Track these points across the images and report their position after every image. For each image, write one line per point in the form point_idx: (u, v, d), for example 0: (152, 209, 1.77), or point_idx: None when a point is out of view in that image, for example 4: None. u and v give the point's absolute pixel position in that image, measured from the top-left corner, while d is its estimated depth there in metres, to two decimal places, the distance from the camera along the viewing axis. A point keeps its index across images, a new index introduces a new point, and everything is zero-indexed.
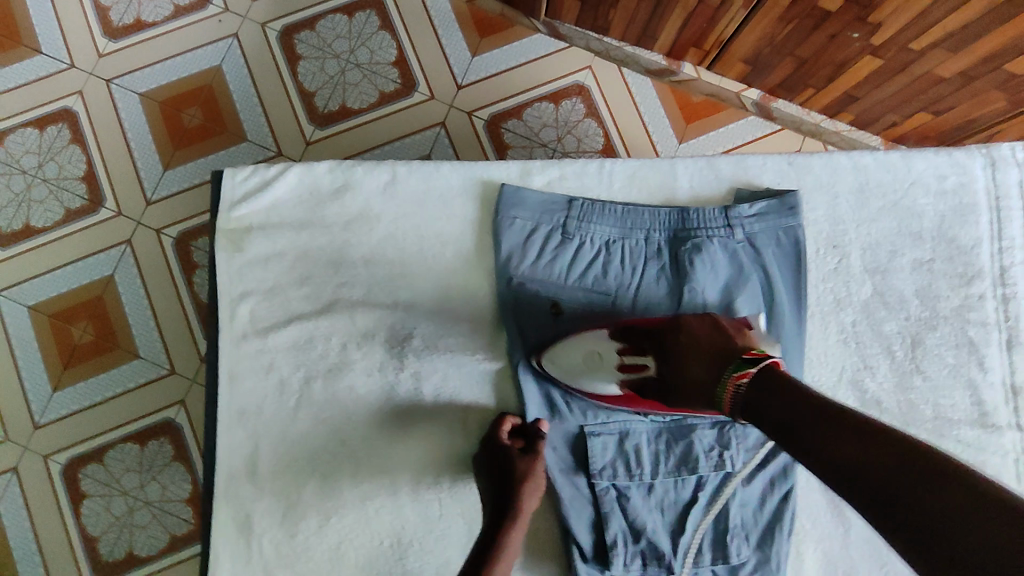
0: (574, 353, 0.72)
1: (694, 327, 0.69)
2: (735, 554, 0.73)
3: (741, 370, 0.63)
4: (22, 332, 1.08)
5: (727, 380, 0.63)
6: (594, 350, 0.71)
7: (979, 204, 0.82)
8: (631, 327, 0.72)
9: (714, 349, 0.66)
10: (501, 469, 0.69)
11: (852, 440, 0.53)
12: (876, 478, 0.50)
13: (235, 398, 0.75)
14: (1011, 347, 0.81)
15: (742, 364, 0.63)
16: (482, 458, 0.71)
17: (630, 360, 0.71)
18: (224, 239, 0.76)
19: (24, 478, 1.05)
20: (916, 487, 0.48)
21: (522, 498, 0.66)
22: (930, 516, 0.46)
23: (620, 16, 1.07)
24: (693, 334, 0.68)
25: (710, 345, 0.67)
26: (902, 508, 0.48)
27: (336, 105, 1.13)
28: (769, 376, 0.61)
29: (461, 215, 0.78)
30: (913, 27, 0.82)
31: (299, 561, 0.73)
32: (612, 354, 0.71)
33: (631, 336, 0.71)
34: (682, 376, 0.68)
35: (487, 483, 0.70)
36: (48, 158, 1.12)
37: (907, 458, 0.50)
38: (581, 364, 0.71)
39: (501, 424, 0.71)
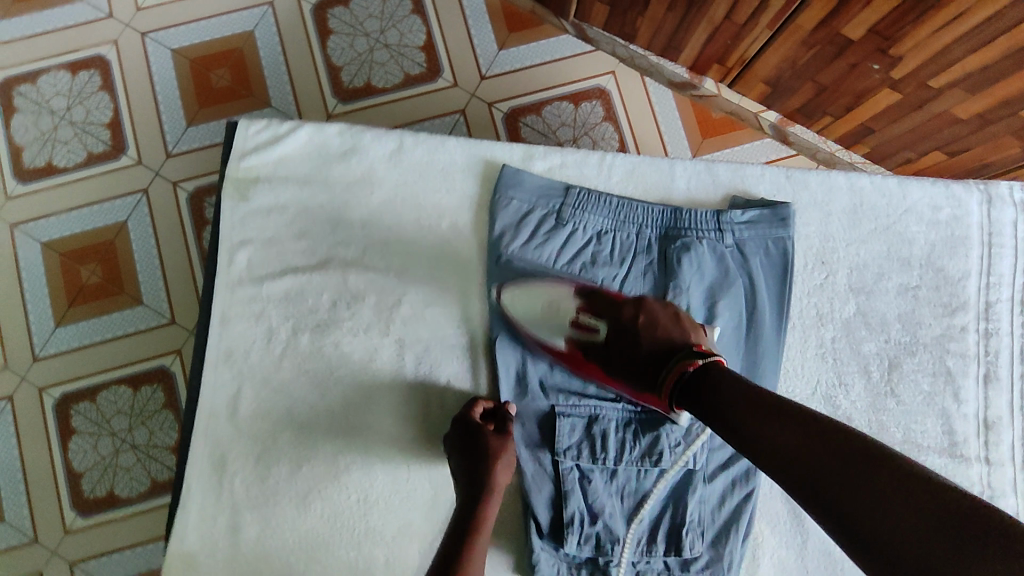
0: (538, 298, 0.76)
1: (654, 311, 0.70)
2: (688, 548, 0.74)
3: (691, 358, 0.65)
4: (32, 265, 1.12)
5: (673, 365, 0.66)
6: (556, 301, 0.75)
7: (971, 238, 0.83)
8: (597, 293, 0.74)
9: (665, 338, 0.68)
10: (472, 447, 0.71)
11: (791, 429, 0.55)
12: (814, 470, 0.52)
13: (225, 338, 0.78)
14: (988, 381, 0.81)
15: (691, 354, 0.65)
16: (454, 436, 0.73)
17: (586, 321, 0.73)
18: (233, 186, 0.80)
19: (18, 407, 1.08)
20: (853, 476, 0.50)
21: (494, 476, 0.69)
22: (868, 506, 0.48)
23: (647, 25, 1.08)
24: (651, 317, 0.70)
25: (663, 332, 0.68)
26: (842, 499, 0.49)
27: (361, 82, 1.16)
28: (710, 371, 0.63)
29: (460, 187, 0.82)
30: (932, 63, 0.83)
31: (266, 505, 0.75)
32: (570, 308, 0.75)
33: (594, 300, 0.74)
34: (629, 353, 0.69)
35: (459, 459, 0.72)
36: (77, 102, 1.15)
37: (844, 446, 0.51)
38: (541, 308, 0.76)
39: (473, 407, 0.74)
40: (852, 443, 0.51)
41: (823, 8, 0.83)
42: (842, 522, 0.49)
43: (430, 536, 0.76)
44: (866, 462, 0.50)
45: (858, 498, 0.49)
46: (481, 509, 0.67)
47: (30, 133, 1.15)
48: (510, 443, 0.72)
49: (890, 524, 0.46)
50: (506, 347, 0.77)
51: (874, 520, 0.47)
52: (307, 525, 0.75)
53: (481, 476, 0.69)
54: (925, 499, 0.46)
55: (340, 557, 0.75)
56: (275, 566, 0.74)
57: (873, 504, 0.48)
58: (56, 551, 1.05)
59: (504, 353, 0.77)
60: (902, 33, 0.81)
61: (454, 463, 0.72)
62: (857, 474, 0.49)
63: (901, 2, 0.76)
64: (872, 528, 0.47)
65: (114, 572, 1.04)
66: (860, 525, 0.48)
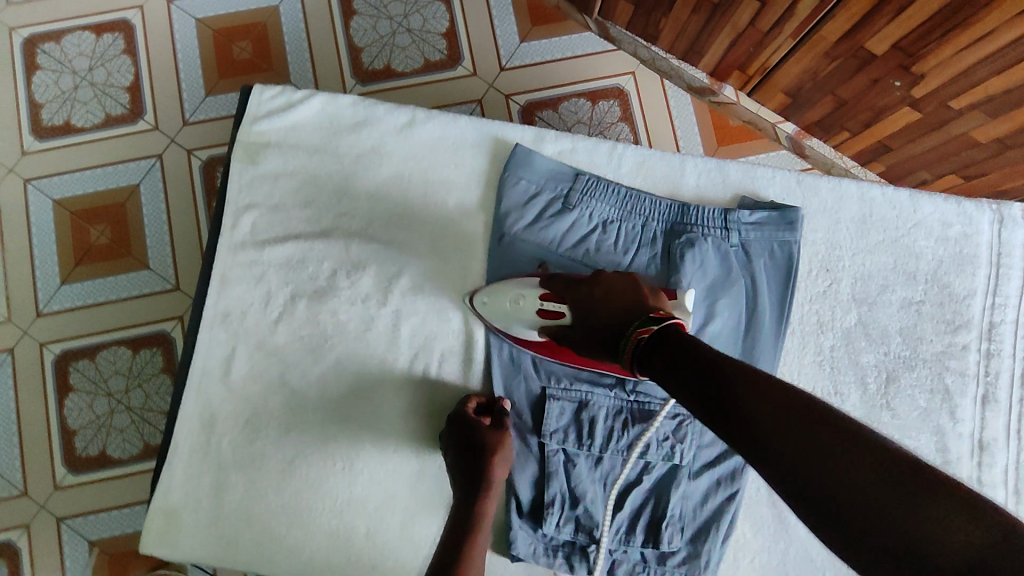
0: (503, 295, 0.74)
1: (611, 285, 0.70)
2: (666, 541, 0.74)
3: (645, 324, 0.63)
4: (41, 221, 1.12)
5: (630, 334, 0.63)
6: (519, 294, 0.73)
7: (980, 256, 0.82)
8: (558, 278, 0.73)
9: (625, 305, 0.67)
10: (470, 444, 0.70)
11: (747, 388, 0.51)
12: (770, 429, 0.47)
13: (224, 299, 0.79)
14: (986, 403, 0.80)
15: (646, 321, 0.63)
16: (449, 431, 0.72)
17: (550, 307, 0.71)
18: (244, 149, 0.81)
19: (18, 360, 1.09)
20: (813, 434, 0.45)
21: (493, 472, 0.69)
22: (831, 465, 0.44)
23: (671, 26, 1.07)
24: (609, 290, 0.69)
25: (622, 299, 0.67)
26: (801, 458, 0.45)
27: (381, 64, 1.16)
28: (667, 335, 0.60)
29: (468, 166, 0.82)
30: (955, 83, 0.82)
31: (251, 467, 0.76)
32: (534, 298, 0.72)
33: (555, 285, 0.72)
34: (591, 325, 0.68)
35: (455, 454, 0.71)
36: (98, 63, 1.16)
37: (802, 406, 0.47)
38: (507, 303, 0.73)
39: (466, 403, 0.74)
40: (811, 403, 0.47)
41: (848, 21, 0.82)
42: (799, 484, 0.45)
43: (412, 511, 0.76)
44: (826, 421, 0.46)
45: (820, 456, 0.44)
46: (480, 508, 0.67)
47: (50, 90, 1.15)
48: (507, 439, 0.71)
49: (856, 485, 0.42)
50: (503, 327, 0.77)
51: (837, 482, 0.43)
52: (291, 491, 0.75)
53: (479, 473, 0.69)
54: (890, 460, 0.43)
55: (322, 526, 0.75)
56: (256, 528, 0.75)
57: (836, 463, 0.44)
58: (44, 505, 1.05)
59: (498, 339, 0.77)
60: (926, 50, 0.80)
61: (449, 458, 0.72)
62: (816, 431, 0.45)
63: (928, 18, 0.75)
64: (836, 491, 0.43)
65: (100, 529, 1.05)
66: (820, 488, 0.44)
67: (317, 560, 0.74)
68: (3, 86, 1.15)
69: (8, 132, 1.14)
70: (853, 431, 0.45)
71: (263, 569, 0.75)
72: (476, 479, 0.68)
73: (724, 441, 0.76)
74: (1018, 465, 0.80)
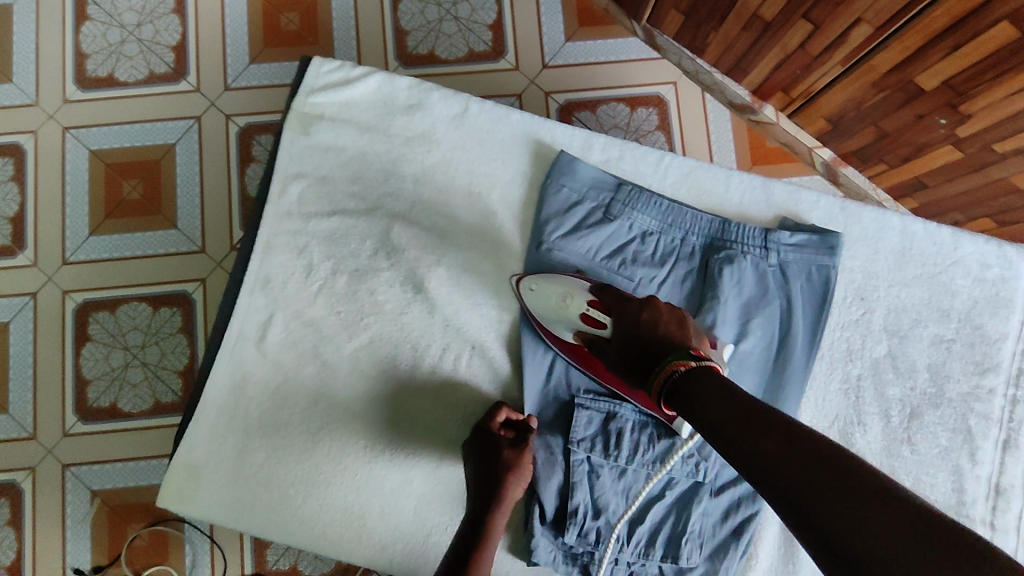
0: (553, 290, 0.73)
1: (660, 313, 0.67)
2: (685, 557, 0.74)
3: (683, 358, 0.61)
4: (77, 170, 1.13)
5: (665, 363, 0.62)
6: (568, 291, 0.72)
7: (1015, 301, 0.81)
8: (610, 288, 0.72)
9: (664, 337, 0.65)
10: (487, 458, 0.71)
11: (772, 436, 0.52)
12: (795, 477, 0.48)
13: (266, 266, 0.79)
14: (1007, 448, 0.80)
15: (685, 355, 0.62)
16: (472, 441, 0.74)
17: (595, 314, 0.70)
18: (295, 120, 0.81)
19: (40, 305, 1.10)
20: (835, 487, 0.46)
21: (505, 490, 0.70)
22: (850, 514, 0.44)
23: (718, 41, 1.06)
24: (655, 316, 0.67)
25: (663, 332, 0.65)
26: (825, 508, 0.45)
27: (425, 50, 1.16)
28: (706, 374, 0.59)
29: (515, 161, 0.82)
30: (1003, 127, 0.82)
31: (276, 434, 0.77)
32: (581, 301, 0.71)
33: (605, 294, 0.71)
34: (626, 345, 0.67)
35: (473, 465, 0.73)
36: (147, 20, 1.17)
37: (825, 458, 0.48)
38: (554, 300, 0.73)
39: (494, 415, 0.74)
40: (837, 457, 0.48)
41: (901, 53, 0.82)
42: (821, 534, 0.44)
43: (427, 497, 0.76)
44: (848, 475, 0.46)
45: (840, 508, 0.45)
46: (487, 522, 0.69)
47: (97, 42, 1.16)
48: (525, 458, 0.72)
49: (874, 534, 0.42)
50: (535, 331, 0.77)
51: (855, 533, 0.43)
52: (311, 461, 0.76)
53: (491, 488, 0.70)
54: (907, 513, 0.43)
55: (335, 500, 0.76)
56: (274, 494, 0.76)
57: (854, 511, 0.44)
58: (51, 451, 1.07)
59: (528, 354, 0.77)
60: (976, 91, 0.80)
61: (468, 467, 0.73)
62: (838, 483, 0.46)
63: (983, 58, 0.75)
64: (854, 540, 0.43)
65: (103, 480, 1.06)
66: (835, 536, 0.44)
67: (328, 534, 0.75)
68: (51, 32, 1.16)
69: (52, 79, 1.15)
70: (877, 487, 0.45)
71: (274, 537, 0.75)
72: (485, 493, 0.70)
73: None
74: None
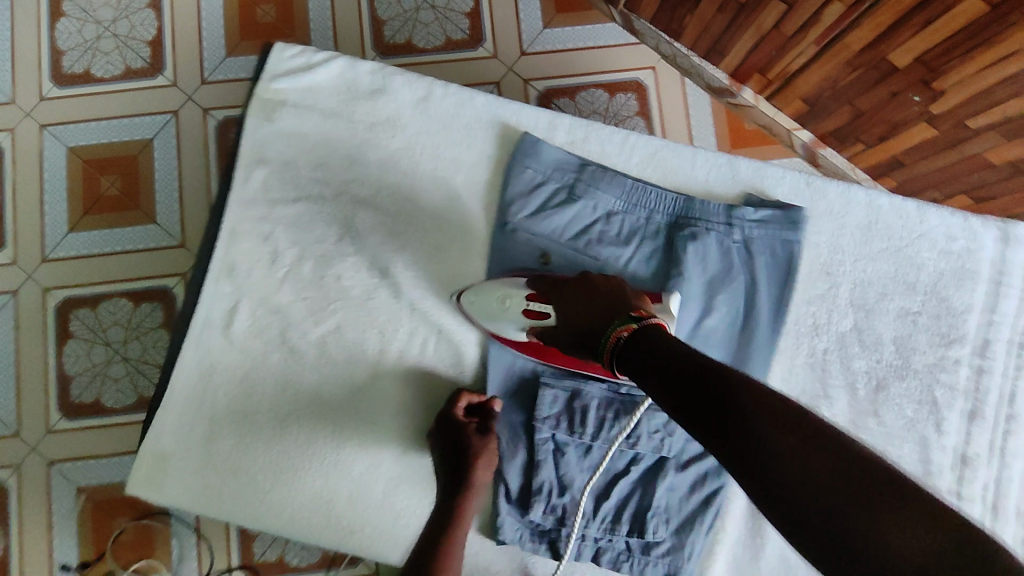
0: (490, 296, 0.74)
1: (597, 285, 0.69)
2: (651, 531, 0.74)
3: (625, 324, 0.63)
4: (55, 166, 1.13)
5: (611, 332, 0.63)
6: (505, 294, 0.73)
7: (980, 272, 0.82)
8: (544, 279, 0.73)
9: (607, 305, 0.66)
10: (454, 449, 0.72)
11: (735, 396, 0.49)
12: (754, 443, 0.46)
13: (231, 253, 0.80)
14: (973, 418, 0.81)
15: (627, 319, 0.63)
16: (437, 432, 0.74)
17: (536, 306, 0.70)
18: (259, 106, 0.81)
19: (21, 303, 1.10)
20: (801, 453, 0.44)
21: (474, 478, 0.71)
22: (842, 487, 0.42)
23: (695, 24, 1.06)
24: (593, 289, 0.69)
25: (605, 300, 0.67)
26: (809, 482, 0.43)
27: (402, 39, 1.16)
28: (648, 334, 0.60)
29: (480, 145, 0.82)
30: (975, 103, 0.82)
31: (245, 421, 0.77)
32: (521, 298, 0.72)
33: (542, 285, 0.72)
34: (574, 323, 0.67)
35: (440, 456, 0.73)
36: (123, 15, 1.17)
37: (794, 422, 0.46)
38: (496, 303, 0.73)
39: (456, 402, 0.74)
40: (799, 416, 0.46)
41: (873, 30, 0.81)
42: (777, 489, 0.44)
43: (396, 480, 0.77)
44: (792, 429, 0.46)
45: (811, 478, 0.43)
46: (460, 510, 0.70)
47: (73, 38, 1.16)
48: (492, 445, 0.73)
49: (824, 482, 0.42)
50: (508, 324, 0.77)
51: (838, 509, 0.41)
52: (281, 447, 0.77)
53: (460, 478, 0.71)
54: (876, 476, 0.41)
55: (307, 485, 0.76)
56: (244, 479, 0.76)
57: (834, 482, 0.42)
58: (35, 448, 1.07)
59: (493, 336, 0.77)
60: (949, 67, 0.80)
61: (435, 457, 0.74)
62: (804, 445, 0.44)
63: (955, 33, 0.75)
64: (829, 518, 0.41)
65: (88, 476, 1.06)
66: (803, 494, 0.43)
67: (299, 518, 0.76)
68: (26, 30, 1.16)
69: (28, 76, 1.15)
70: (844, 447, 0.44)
71: (246, 522, 0.76)
72: (455, 483, 0.71)
73: None
74: (998, 482, 0.80)
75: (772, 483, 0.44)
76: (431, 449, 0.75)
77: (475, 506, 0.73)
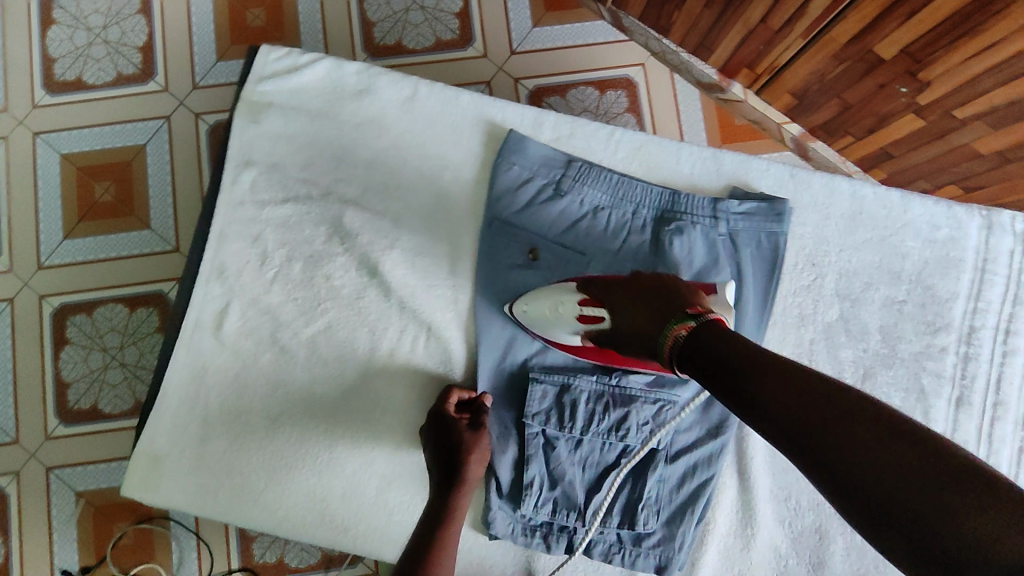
0: (544, 304, 0.72)
1: (651, 284, 0.67)
2: (642, 523, 0.75)
3: (683, 322, 0.59)
4: (49, 174, 1.14)
5: (667, 331, 0.60)
6: (557, 302, 0.71)
7: (966, 261, 0.82)
8: (596, 282, 0.71)
9: (663, 304, 0.63)
10: (445, 445, 0.72)
11: (791, 386, 0.48)
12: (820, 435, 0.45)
13: (221, 254, 0.81)
14: (960, 405, 0.81)
15: (683, 318, 0.60)
16: (428, 429, 0.74)
17: (589, 311, 0.69)
18: (246, 109, 0.82)
19: (18, 310, 1.11)
20: (860, 436, 0.43)
21: (466, 474, 0.71)
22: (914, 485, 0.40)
23: (683, 20, 1.06)
24: (649, 288, 0.66)
25: (659, 300, 0.64)
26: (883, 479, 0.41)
27: (392, 40, 1.17)
28: (704, 329, 0.57)
29: (466, 143, 0.83)
30: (959, 93, 0.83)
31: (237, 421, 0.78)
32: (573, 304, 0.70)
33: (594, 290, 0.70)
34: (631, 325, 0.65)
35: (432, 452, 0.73)
36: (113, 22, 1.17)
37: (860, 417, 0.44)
38: (549, 311, 0.72)
39: (446, 399, 0.75)
40: (857, 400, 0.45)
41: (858, 23, 0.82)
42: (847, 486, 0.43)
43: (388, 477, 0.78)
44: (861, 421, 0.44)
45: (887, 477, 0.41)
46: (453, 505, 0.70)
47: (64, 46, 1.16)
48: (483, 440, 0.73)
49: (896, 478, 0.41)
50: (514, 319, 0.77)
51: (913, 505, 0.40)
52: (273, 446, 0.78)
53: (452, 473, 0.71)
54: (946, 462, 0.40)
55: (300, 484, 0.77)
56: (238, 479, 0.77)
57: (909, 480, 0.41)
58: (35, 454, 1.08)
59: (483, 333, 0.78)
60: (934, 57, 0.80)
61: (427, 454, 0.74)
62: (871, 442, 0.43)
63: (938, 24, 0.75)
64: (905, 513, 0.40)
65: (87, 481, 1.07)
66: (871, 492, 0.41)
67: (293, 516, 0.77)
68: (18, 38, 1.16)
69: (20, 84, 1.16)
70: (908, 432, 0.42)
71: (240, 522, 0.77)
72: (447, 478, 0.71)
73: (699, 425, 0.78)
74: None
75: (842, 476, 0.43)
76: (422, 446, 0.76)
77: (467, 502, 0.72)
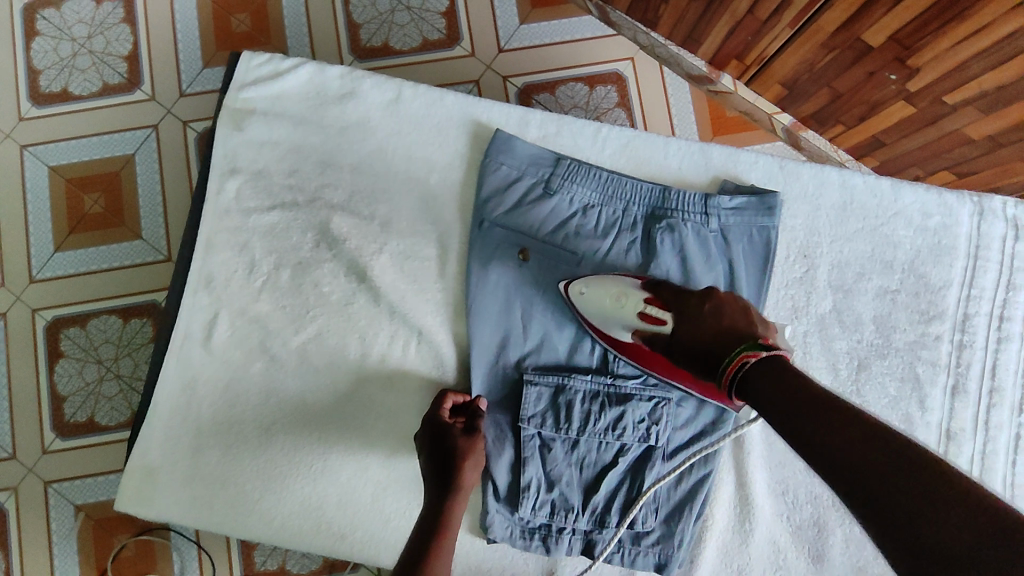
0: (604, 292, 0.72)
1: (723, 303, 0.67)
2: (641, 522, 0.75)
3: (753, 349, 0.60)
4: (37, 187, 1.13)
5: (734, 356, 0.60)
6: (622, 292, 0.71)
7: (957, 248, 0.82)
8: (664, 285, 0.71)
9: (730, 328, 0.64)
10: (441, 449, 0.71)
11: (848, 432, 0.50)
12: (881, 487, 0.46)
13: (208, 264, 0.80)
14: (956, 393, 0.81)
15: (754, 346, 0.60)
16: (422, 434, 0.73)
17: (653, 312, 0.69)
18: (229, 116, 0.82)
19: (11, 324, 1.10)
20: (912, 486, 0.45)
21: (463, 478, 0.71)
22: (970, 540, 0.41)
23: (670, 13, 1.06)
24: (718, 306, 0.66)
25: (728, 322, 0.64)
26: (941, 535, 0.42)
27: (379, 42, 1.16)
28: (773, 363, 0.58)
29: (452, 143, 0.82)
30: (949, 78, 0.82)
31: (230, 431, 0.78)
32: (637, 301, 0.71)
33: (662, 292, 0.70)
34: (693, 342, 0.65)
35: (426, 458, 0.72)
36: (98, 31, 1.16)
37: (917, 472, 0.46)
38: (608, 301, 0.72)
39: (441, 403, 0.74)
40: (916, 453, 0.47)
41: (846, 10, 0.81)
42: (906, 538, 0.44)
43: (384, 483, 0.77)
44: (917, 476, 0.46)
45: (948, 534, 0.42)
46: (451, 509, 0.69)
47: (48, 57, 1.16)
48: (478, 444, 0.73)
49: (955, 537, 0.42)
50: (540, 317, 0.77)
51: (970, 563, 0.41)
52: (267, 455, 0.77)
53: (450, 477, 0.70)
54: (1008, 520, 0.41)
55: (295, 492, 0.77)
56: (233, 490, 0.77)
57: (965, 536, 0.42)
58: (33, 469, 1.07)
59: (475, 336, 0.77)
60: (923, 43, 0.79)
61: (421, 460, 0.73)
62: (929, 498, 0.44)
63: (924, 11, 0.75)
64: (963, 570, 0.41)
65: (85, 495, 1.06)
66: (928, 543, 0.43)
67: (288, 525, 0.76)
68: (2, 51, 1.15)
69: (6, 97, 1.15)
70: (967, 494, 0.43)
71: (237, 532, 0.76)
72: (444, 482, 0.69)
73: (695, 422, 0.77)
74: (984, 455, 0.81)
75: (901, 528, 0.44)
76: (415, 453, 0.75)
77: (462, 509, 0.71)
